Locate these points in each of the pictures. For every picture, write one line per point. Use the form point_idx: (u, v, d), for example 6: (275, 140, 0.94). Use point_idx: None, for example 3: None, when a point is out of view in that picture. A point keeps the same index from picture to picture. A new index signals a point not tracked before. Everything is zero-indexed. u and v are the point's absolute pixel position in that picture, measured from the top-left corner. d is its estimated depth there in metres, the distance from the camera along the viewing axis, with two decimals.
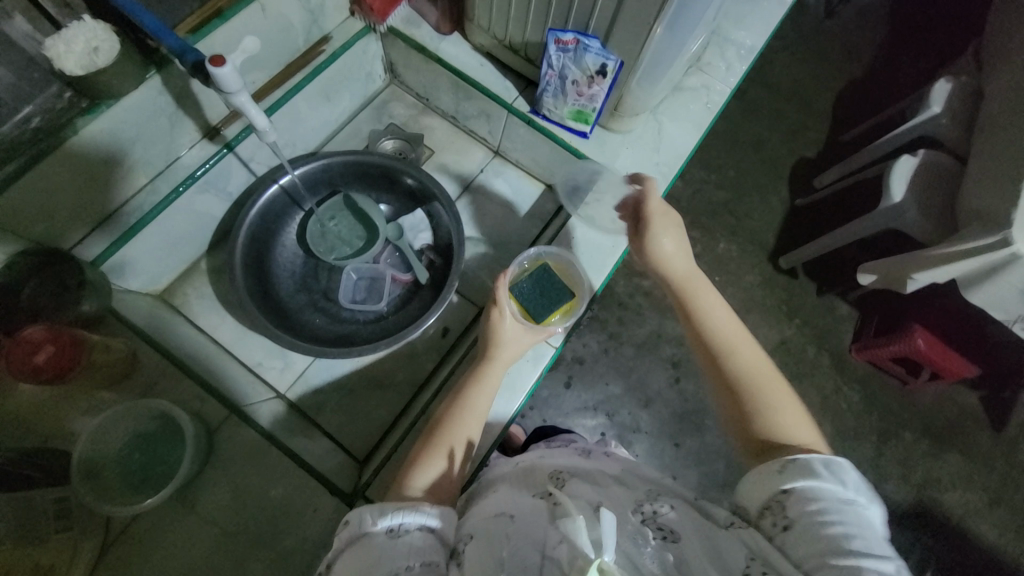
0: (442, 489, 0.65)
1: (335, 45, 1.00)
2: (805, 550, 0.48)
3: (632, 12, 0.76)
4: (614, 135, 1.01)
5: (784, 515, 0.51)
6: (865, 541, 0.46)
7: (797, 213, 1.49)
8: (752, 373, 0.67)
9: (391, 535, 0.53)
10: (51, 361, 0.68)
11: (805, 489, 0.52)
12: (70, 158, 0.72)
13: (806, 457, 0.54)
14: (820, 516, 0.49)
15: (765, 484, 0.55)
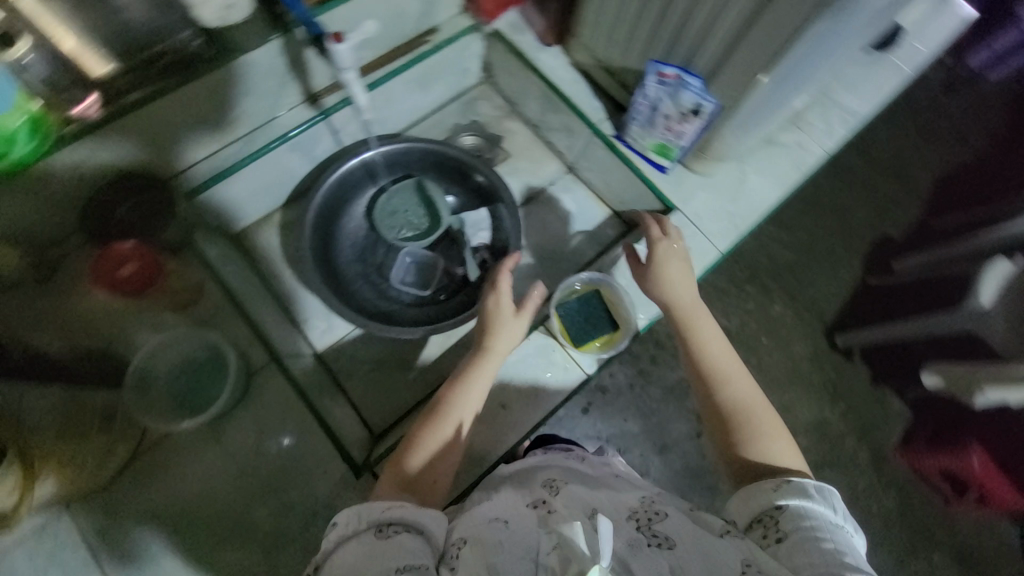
0: (427, 487, 0.67)
1: (440, 37, 1.03)
2: (800, 560, 0.51)
3: (742, 58, 0.74)
4: (695, 176, 1.00)
5: (777, 529, 0.56)
6: (850, 558, 0.51)
7: (868, 291, 1.39)
8: (741, 403, 0.72)
9: (380, 535, 0.53)
10: (131, 274, 0.80)
11: (799, 508, 0.56)
12: (186, 100, 0.78)
13: (800, 480, 0.59)
14: (815, 532, 0.53)
15: (761, 500, 0.59)
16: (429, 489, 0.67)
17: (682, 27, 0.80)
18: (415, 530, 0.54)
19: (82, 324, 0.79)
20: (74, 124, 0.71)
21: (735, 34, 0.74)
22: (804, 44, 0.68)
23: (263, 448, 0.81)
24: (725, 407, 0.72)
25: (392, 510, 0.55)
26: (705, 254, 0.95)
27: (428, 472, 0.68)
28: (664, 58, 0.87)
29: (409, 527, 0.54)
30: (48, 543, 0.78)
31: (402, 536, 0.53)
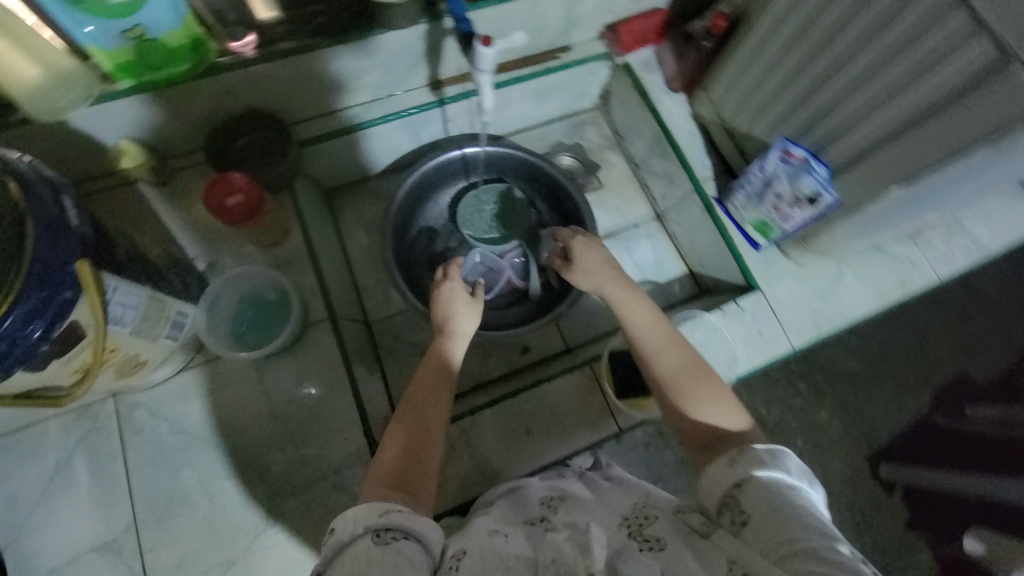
0: (416, 487, 0.57)
1: (570, 57, 1.04)
2: (769, 543, 0.43)
3: (887, 158, 0.70)
4: (787, 262, 0.94)
5: (741, 511, 0.47)
6: (825, 527, 0.43)
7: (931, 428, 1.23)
8: (688, 365, 0.63)
9: (378, 540, 0.47)
10: (238, 206, 0.75)
11: (759, 482, 0.48)
12: (330, 59, 0.83)
13: (754, 447, 0.51)
14: (779, 507, 0.45)
15: (722, 480, 0.51)
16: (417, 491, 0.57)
17: (827, 111, 0.77)
18: (414, 540, 0.49)
19: (176, 239, 0.85)
20: (230, 56, 0.77)
21: (883, 134, 0.70)
22: (962, 165, 0.63)
23: (298, 398, 0.78)
24: (673, 383, 0.63)
25: (392, 514, 0.49)
26: (776, 344, 0.90)
27: (409, 469, 0.58)
28: (794, 135, 0.83)
29: (408, 536, 0.49)
30: (31, 440, 0.73)
31: (400, 544, 0.47)
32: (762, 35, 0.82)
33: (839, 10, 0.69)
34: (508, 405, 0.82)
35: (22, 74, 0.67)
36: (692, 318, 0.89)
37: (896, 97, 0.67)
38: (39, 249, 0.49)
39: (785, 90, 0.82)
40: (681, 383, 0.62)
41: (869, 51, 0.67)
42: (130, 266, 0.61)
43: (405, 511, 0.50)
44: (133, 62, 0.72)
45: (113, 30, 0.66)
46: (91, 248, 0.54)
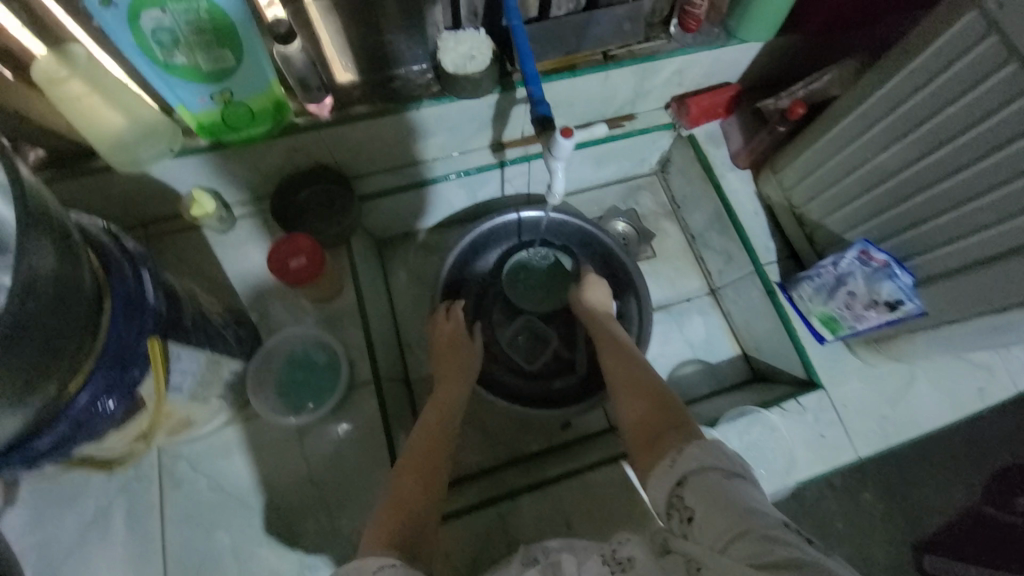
0: (421, 525, 0.59)
1: (635, 125, 1.02)
2: (714, 533, 0.48)
3: (985, 279, 0.65)
4: (854, 360, 0.89)
5: (686, 508, 0.53)
6: (760, 505, 0.49)
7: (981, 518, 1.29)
8: (648, 381, 0.72)
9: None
10: (301, 269, 0.78)
11: (693, 475, 0.54)
12: (401, 123, 0.84)
13: (688, 448, 0.57)
14: (711, 495, 0.51)
15: (666, 480, 0.57)
16: (421, 515, 0.59)
17: (917, 220, 0.72)
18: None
19: (235, 289, 0.86)
20: (305, 117, 0.79)
21: (980, 256, 0.65)
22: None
23: (339, 464, 0.77)
24: (635, 395, 0.71)
25: (390, 568, 0.49)
26: (839, 451, 0.84)
27: (414, 501, 0.61)
28: (876, 238, 0.79)
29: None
30: (76, 484, 0.74)
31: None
32: (842, 131, 0.77)
33: (937, 123, 0.64)
34: (550, 490, 0.78)
35: (106, 126, 0.67)
36: (748, 414, 0.84)
37: (997, 222, 0.62)
38: (113, 322, 0.49)
39: (867, 189, 0.77)
40: (640, 397, 0.70)
41: (970, 170, 0.63)
42: (196, 331, 0.62)
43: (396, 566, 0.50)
44: (216, 122, 0.73)
45: (201, 92, 0.68)
46: (163, 324, 0.54)
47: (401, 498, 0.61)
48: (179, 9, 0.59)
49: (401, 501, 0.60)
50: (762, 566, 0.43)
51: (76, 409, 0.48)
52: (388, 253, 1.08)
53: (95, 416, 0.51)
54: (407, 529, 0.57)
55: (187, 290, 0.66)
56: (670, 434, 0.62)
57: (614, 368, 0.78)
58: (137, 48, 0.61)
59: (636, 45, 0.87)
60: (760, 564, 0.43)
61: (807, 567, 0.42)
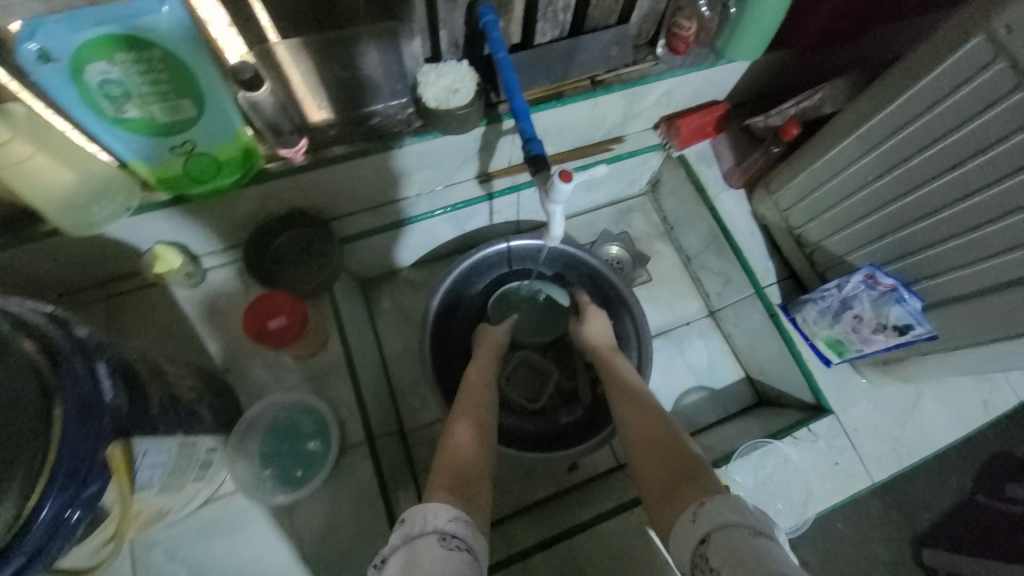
0: (472, 492, 0.58)
1: (623, 148, 0.99)
2: None
3: (999, 304, 0.64)
4: (862, 380, 0.87)
5: (709, 567, 0.48)
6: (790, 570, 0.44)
7: (973, 507, 1.35)
8: (663, 419, 0.69)
9: (444, 544, 0.47)
10: (280, 329, 0.72)
11: (719, 534, 0.50)
12: (381, 162, 0.78)
13: (712, 502, 0.53)
14: (737, 556, 0.47)
15: (688, 536, 0.53)
16: (472, 485, 0.59)
17: (924, 244, 0.70)
18: (473, 557, 0.48)
19: (210, 349, 0.79)
20: (277, 162, 0.72)
21: (993, 282, 0.64)
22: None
23: (335, 538, 0.70)
24: (648, 434, 0.67)
25: (457, 522, 0.50)
26: (855, 478, 0.82)
27: (466, 472, 0.60)
28: (880, 261, 0.78)
29: (469, 550, 0.48)
30: None
31: (461, 554, 0.47)
32: (841, 153, 0.76)
33: (944, 147, 0.63)
34: (564, 546, 0.73)
35: (55, 186, 0.59)
36: (760, 446, 0.82)
37: (1010, 248, 0.60)
38: (66, 434, 0.42)
39: (869, 212, 0.75)
40: (653, 435, 0.67)
41: (980, 196, 0.61)
42: (165, 418, 0.55)
43: (465, 522, 0.51)
44: (177, 176, 0.66)
45: (158, 145, 0.62)
46: (124, 421, 0.48)
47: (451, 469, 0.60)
48: (129, 58, 0.53)
49: (454, 468, 0.60)
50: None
51: (33, 533, 0.39)
52: (373, 292, 1.03)
53: (59, 529, 0.41)
54: (461, 491, 0.57)
55: (154, 367, 0.59)
56: (690, 484, 0.58)
57: (623, 403, 0.74)
58: (82, 103, 0.55)
59: (624, 68, 0.84)
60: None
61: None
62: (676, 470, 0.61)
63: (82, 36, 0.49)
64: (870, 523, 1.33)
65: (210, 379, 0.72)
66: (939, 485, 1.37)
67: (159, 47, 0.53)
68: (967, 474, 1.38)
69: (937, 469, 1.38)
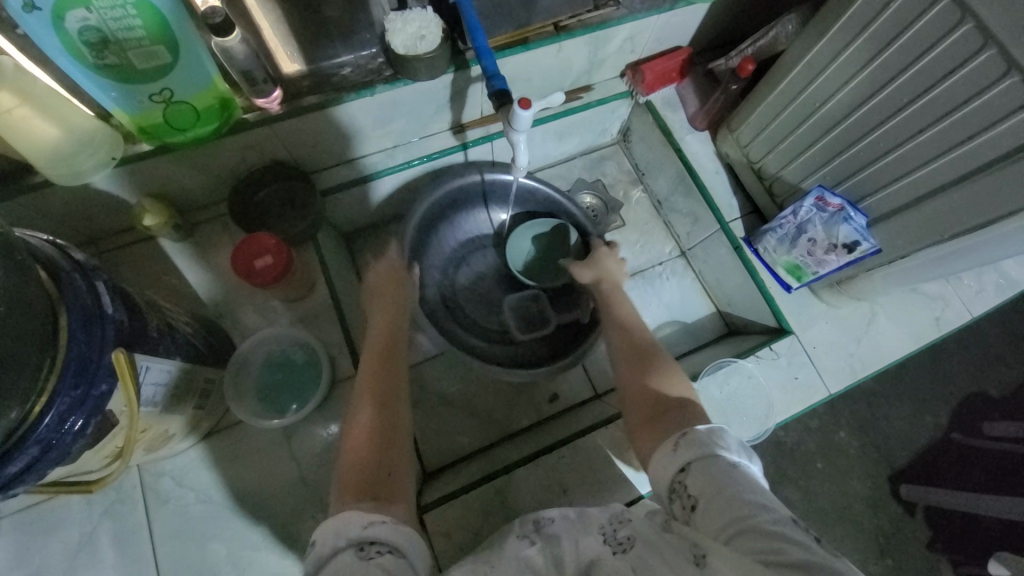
0: (390, 490, 0.53)
1: (592, 97, 1.02)
2: (717, 522, 0.46)
3: (930, 214, 0.70)
4: (821, 304, 0.93)
5: (688, 496, 0.50)
6: (767, 501, 0.47)
7: (950, 444, 1.42)
8: (664, 361, 0.69)
9: (360, 556, 0.45)
10: (265, 268, 0.76)
11: (698, 464, 0.51)
12: (351, 114, 0.82)
13: (703, 431, 0.53)
14: (721, 484, 0.48)
15: (669, 467, 0.53)
16: (386, 440, 0.59)
17: (865, 162, 0.76)
18: (399, 554, 0.46)
19: (203, 296, 0.85)
20: (254, 112, 0.76)
21: (928, 189, 0.69)
22: (998, 231, 0.63)
23: (332, 459, 0.77)
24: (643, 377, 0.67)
25: (376, 526, 0.47)
26: (813, 391, 0.88)
27: (381, 465, 0.56)
28: (830, 184, 0.83)
29: (393, 550, 0.46)
30: (48, 516, 0.70)
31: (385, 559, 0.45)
32: (793, 82, 0.80)
33: (882, 62, 0.67)
34: (544, 461, 0.80)
35: (37, 138, 0.62)
36: (721, 366, 0.88)
37: (939, 156, 0.66)
38: (73, 338, 0.46)
39: (818, 137, 0.80)
40: (644, 376, 0.67)
41: (910, 109, 0.66)
42: (163, 342, 0.59)
43: (382, 522, 0.48)
44: (159, 124, 0.70)
45: (138, 93, 0.65)
46: (125, 335, 0.52)
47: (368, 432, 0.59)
48: (102, 4, 0.55)
49: (362, 467, 0.55)
50: (769, 563, 0.41)
51: (42, 431, 0.44)
52: (358, 248, 1.07)
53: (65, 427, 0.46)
54: (376, 495, 0.52)
55: (150, 301, 0.63)
56: (678, 416, 0.59)
57: (621, 351, 0.73)
58: (64, 51, 0.58)
59: (587, 14, 0.85)
60: (771, 560, 0.41)
61: (817, 570, 0.40)
62: (666, 405, 0.62)
63: None
64: (849, 459, 1.40)
65: (207, 322, 0.77)
66: (915, 423, 1.43)
67: None
68: (943, 413, 1.44)
69: (913, 407, 1.44)
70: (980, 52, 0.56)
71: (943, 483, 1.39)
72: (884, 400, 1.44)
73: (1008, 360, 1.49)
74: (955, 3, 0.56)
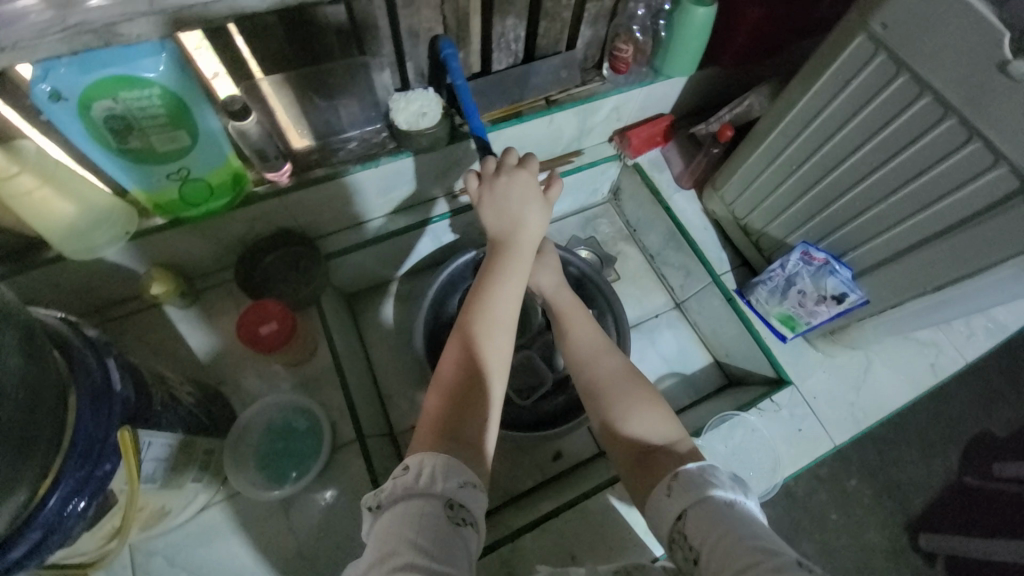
0: (475, 444, 0.57)
1: (583, 160, 1.08)
2: (718, 573, 0.47)
3: (910, 266, 0.73)
4: (817, 353, 0.95)
5: (689, 547, 0.51)
6: (771, 545, 0.47)
7: (964, 490, 1.39)
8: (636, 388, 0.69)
9: (449, 514, 0.49)
10: (267, 335, 0.77)
11: (695, 509, 0.52)
12: (356, 186, 0.86)
13: (691, 471, 0.55)
14: (718, 530, 0.49)
15: (666, 513, 0.54)
16: (480, 385, 0.61)
17: (844, 219, 0.80)
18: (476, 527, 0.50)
19: (204, 363, 0.85)
20: (265, 185, 0.80)
21: (907, 244, 0.73)
22: (988, 279, 0.66)
23: (330, 531, 0.74)
24: (613, 414, 0.67)
25: (465, 487, 0.51)
26: (819, 442, 0.88)
27: (471, 412, 0.59)
28: (813, 239, 0.87)
29: (474, 522, 0.50)
30: None
31: (466, 530, 0.49)
32: (769, 147, 0.86)
33: (849, 129, 0.73)
34: (551, 525, 0.78)
35: (54, 215, 0.65)
36: (723, 420, 0.87)
37: (913, 214, 0.70)
38: (79, 417, 0.47)
39: (798, 195, 0.85)
40: (621, 405, 0.67)
41: (881, 171, 0.71)
42: (166, 415, 0.59)
43: (474, 486, 0.52)
44: (173, 200, 0.74)
45: (156, 173, 0.69)
46: (130, 411, 0.53)
47: (460, 380, 0.61)
48: (130, 97, 0.59)
49: (455, 411, 0.58)
50: None
51: (45, 513, 0.44)
52: (360, 308, 1.09)
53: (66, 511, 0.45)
54: (461, 444, 0.56)
55: (155, 373, 0.64)
56: (667, 458, 0.61)
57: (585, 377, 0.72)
58: (90, 138, 0.62)
59: (575, 89, 0.94)
60: None
61: None
62: (650, 448, 0.63)
63: (89, 77, 0.56)
64: (863, 510, 1.36)
65: (209, 392, 0.77)
66: (927, 469, 1.40)
67: (157, 86, 0.59)
68: (952, 456, 1.42)
69: (922, 451, 1.42)
70: (937, 122, 0.62)
71: (964, 531, 1.34)
72: (891, 445, 1.42)
73: (1009, 400, 1.48)
74: (911, 80, 0.63)
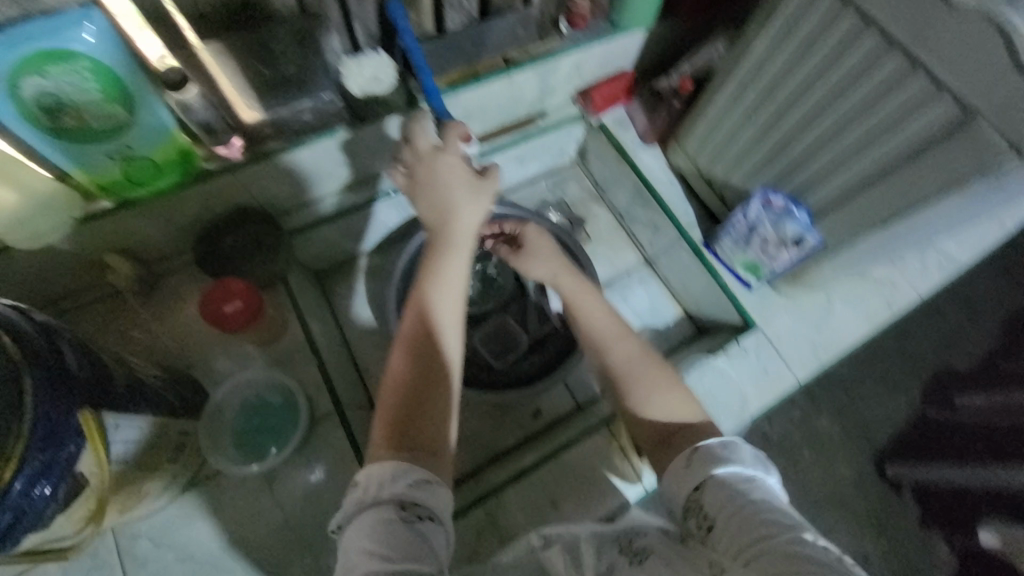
0: (431, 443, 0.58)
1: (546, 122, 1.07)
2: (730, 540, 0.50)
3: (862, 206, 0.75)
4: (780, 298, 0.99)
5: (705, 516, 0.54)
6: (785, 517, 0.50)
7: (926, 420, 1.47)
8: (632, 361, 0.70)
9: (404, 515, 0.51)
10: (232, 312, 0.79)
11: (716, 484, 0.55)
12: (313, 158, 0.84)
13: (711, 446, 0.58)
14: (733, 501, 0.52)
15: (684, 485, 0.57)
16: (430, 385, 0.61)
17: (801, 163, 0.82)
18: (438, 521, 0.53)
19: (172, 347, 0.84)
20: (216, 161, 0.77)
21: (858, 183, 0.75)
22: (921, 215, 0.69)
23: (315, 501, 0.75)
24: (629, 403, 0.68)
25: (420, 489, 0.53)
26: (784, 381, 0.92)
27: (422, 412, 0.59)
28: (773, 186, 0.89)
29: (434, 517, 0.53)
30: None
31: (424, 526, 0.52)
32: (727, 96, 0.86)
33: (803, 73, 0.73)
34: (532, 477, 0.80)
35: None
36: (693, 367, 0.91)
37: (863, 153, 0.72)
38: (40, 398, 0.46)
39: (757, 144, 0.87)
40: (635, 387, 0.68)
41: (833, 112, 0.72)
42: (133, 398, 0.59)
43: (427, 483, 0.54)
44: (117, 181, 0.71)
45: (97, 153, 0.66)
46: (88, 392, 0.51)
47: (409, 381, 0.61)
48: (60, 72, 0.56)
49: (404, 414, 0.59)
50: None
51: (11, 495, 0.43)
52: (330, 285, 1.07)
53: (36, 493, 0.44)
54: (414, 445, 0.57)
55: (116, 357, 0.63)
56: (686, 435, 0.63)
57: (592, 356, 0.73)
58: (22, 118, 0.58)
59: (534, 46, 0.91)
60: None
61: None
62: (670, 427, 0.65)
63: (16, 52, 0.53)
64: (832, 445, 1.44)
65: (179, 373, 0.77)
66: (891, 403, 1.47)
67: (88, 59, 0.56)
68: (915, 390, 1.49)
69: (887, 388, 1.49)
70: (884, 58, 0.63)
71: (925, 459, 1.43)
72: (858, 384, 1.49)
73: (968, 334, 1.55)
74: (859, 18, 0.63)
